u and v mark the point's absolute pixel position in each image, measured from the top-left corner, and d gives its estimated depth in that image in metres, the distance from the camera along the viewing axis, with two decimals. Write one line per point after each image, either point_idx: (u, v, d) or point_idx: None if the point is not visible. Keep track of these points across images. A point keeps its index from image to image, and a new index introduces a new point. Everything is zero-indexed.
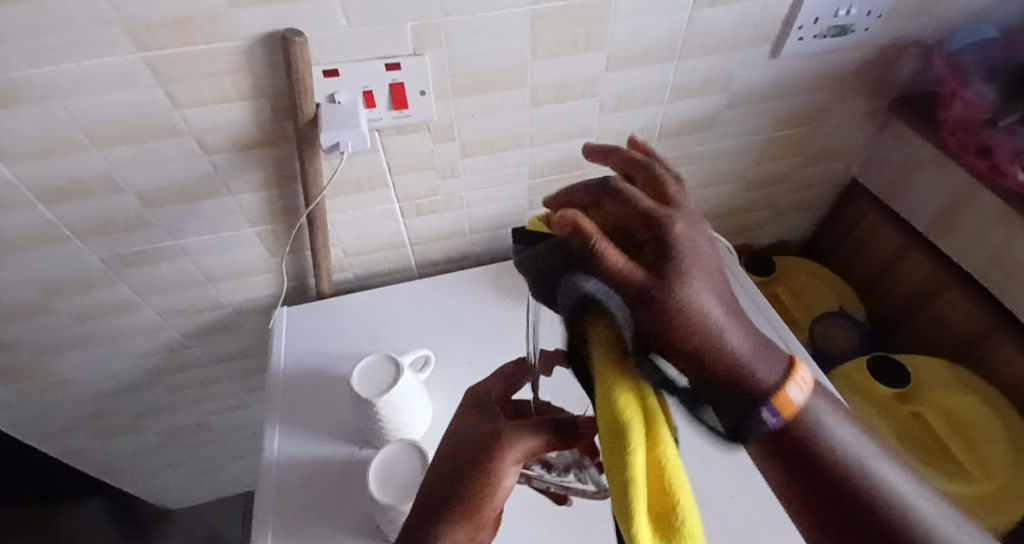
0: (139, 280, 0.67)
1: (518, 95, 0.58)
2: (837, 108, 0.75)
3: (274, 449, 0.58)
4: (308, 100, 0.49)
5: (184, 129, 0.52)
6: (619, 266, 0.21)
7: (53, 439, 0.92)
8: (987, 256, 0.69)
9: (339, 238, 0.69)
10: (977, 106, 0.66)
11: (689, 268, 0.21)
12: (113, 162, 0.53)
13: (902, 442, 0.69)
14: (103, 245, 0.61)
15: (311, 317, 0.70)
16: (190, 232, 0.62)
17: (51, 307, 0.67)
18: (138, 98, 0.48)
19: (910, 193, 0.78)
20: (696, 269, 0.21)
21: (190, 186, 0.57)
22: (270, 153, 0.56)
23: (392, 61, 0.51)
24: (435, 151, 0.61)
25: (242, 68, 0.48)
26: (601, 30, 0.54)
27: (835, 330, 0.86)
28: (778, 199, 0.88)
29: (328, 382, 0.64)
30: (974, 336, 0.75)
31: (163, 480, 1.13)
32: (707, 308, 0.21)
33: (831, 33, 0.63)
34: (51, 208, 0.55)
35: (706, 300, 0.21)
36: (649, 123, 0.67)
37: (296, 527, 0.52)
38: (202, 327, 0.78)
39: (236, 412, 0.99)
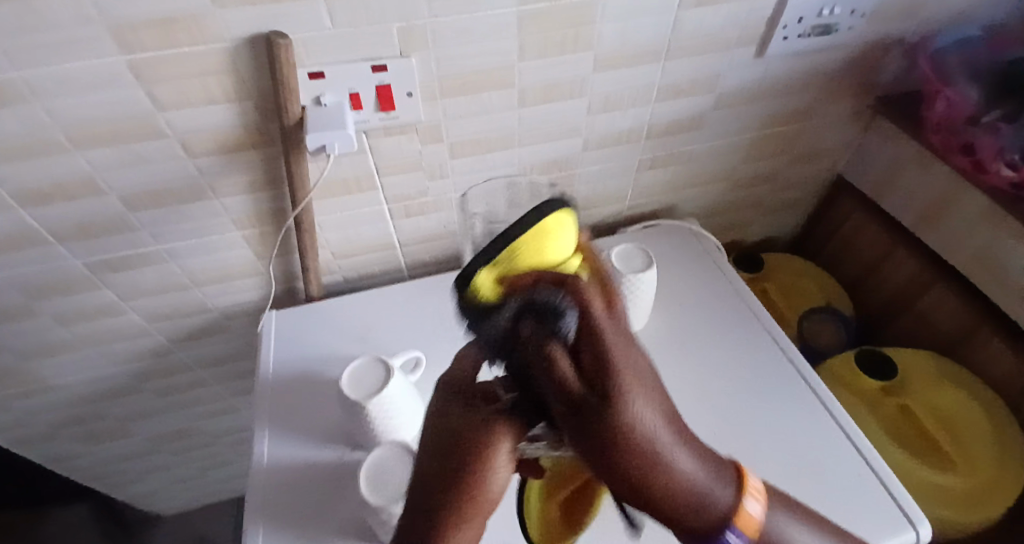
0: (124, 284, 0.66)
1: (506, 96, 0.58)
2: (823, 107, 0.76)
3: (264, 454, 0.58)
4: (294, 102, 0.49)
5: (169, 131, 0.51)
6: (565, 383, 0.19)
7: (38, 445, 0.90)
8: (971, 254, 0.70)
9: (328, 240, 0.68)
10: (962, 105, 0.67)
11: (630, 388, 0.19)
12: (95, 165, 0.52)
13: (890, 437, 0.71)
14: (87, 248, 0.60)
15: (300, 320, 0.69)
16: (175, 235, 0.62)
17: (35, 311, 0.66)
18: (120, 100, 0.47)
19: (895, 192, 0.79)
20: (639, 388, 0.19)
21: (175, 189, 0.56)
22: (256, 155, 0.56)
23: (379, 63, 0.50)
24: (424, 152, 0.61)
25: (227, 69, 0.47)
26: (589, 32, 0.55)
27: (821, 327, 0.87)
28: (766, 197, 0.88)
29: (317, 384, 0.63)
30: (958, 332, 0.76)
31: (152, 484, 1.12)
32: (648, 428, 0.19)
33: (816, 33, 0.64)
34: (32, 211, 0.54)
35: (647, 420, 0.19)
36: (637, 123, 0.67)
37: (286, 533, 0.52)
38: (189, 331, 0.77)
39: (224, 416, 0.98)
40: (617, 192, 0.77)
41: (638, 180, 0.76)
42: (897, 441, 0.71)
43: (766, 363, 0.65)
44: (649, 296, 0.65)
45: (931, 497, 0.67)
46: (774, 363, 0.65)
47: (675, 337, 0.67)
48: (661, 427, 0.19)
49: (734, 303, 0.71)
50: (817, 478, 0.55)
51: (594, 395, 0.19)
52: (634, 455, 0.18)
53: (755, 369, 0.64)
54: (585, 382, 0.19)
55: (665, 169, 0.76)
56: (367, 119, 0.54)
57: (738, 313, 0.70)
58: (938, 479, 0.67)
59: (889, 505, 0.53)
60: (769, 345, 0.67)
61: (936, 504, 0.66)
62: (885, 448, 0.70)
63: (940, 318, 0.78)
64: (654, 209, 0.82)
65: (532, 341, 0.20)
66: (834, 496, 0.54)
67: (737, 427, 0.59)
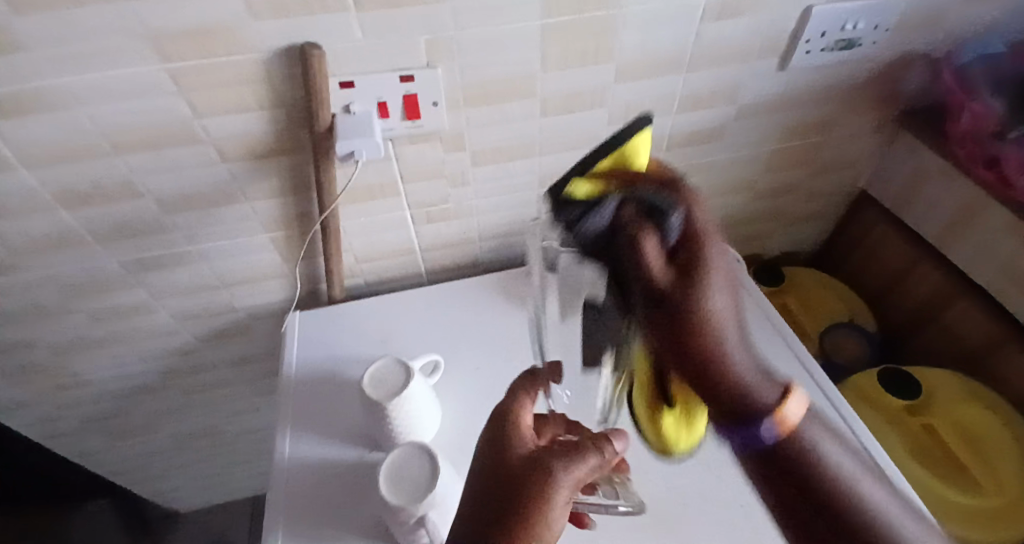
0: (155, 284, 0.69)
1: (528, 105, 0.59)
2: (845, 119, 0.76)
3: (285, 452, 0.59)
4: (324, 110, 0.51)
5: (204, 138, 0.53)
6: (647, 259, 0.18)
7: (67, 439, 0.94)
8: (998, 269, 0.69)
9: (351, 244, 0.70)
10: (985, 118, 0.66)
11: (712, 274, 0.17)
12: (135, 168, 0.54)
13: (913, 454, 0.69)
14: (122, 249, 0.63)
15: (322, 322, 0.71)
16: (206, 237, 0.64)
17: (71, 309, 0.69)
18: (160, 107, 0.50)
19: (919, 205, 0.78)
20: (721, 277, 0.17)
21: (208, 192, 0.59)
22: (286, 161, 0.58)
23: (406, 73, 0.52)
24: (446, 160, 0.62)
25: (261, 79, 0.49)
26: (610, 43, 0.56)
27: (845, 340, 0.86)
28: (787, 209, 0.88)
29: (338, 385, 0.65)
30: (985, 349, 0.74)
31: (174, 481, 1.15)
32: (724, 318, 0.16)
33: (838, 46, 0.64)
34: (74, 212, 0.57)
35: (724, 310, 0.16)
36: (657, 133, 0.68)
37: (305, 530, 0.53)
38: (215, 331, 0.79)
39: (246, 415, 1.00)
40: None
41: None
42: (920, 459, 0.69)
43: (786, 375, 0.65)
44: None
45: (956, 518, 0.64)
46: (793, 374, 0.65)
47: None
48: (738, 330, 0.16)
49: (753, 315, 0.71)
50: None
51: (669, 288, 0.17)
52: (705, 348, 0.16)
53: None
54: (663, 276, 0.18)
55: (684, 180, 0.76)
56: (391, 131, 0.56)
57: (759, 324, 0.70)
58: (964, 498, 0.65)
59: None
60: (789, 357, 0.66)
61: (963, 525, 0.64)
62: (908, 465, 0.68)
63: (966, 333, 0.76)
64: None
65: (626, 227, 0.20)
66: None
67: None
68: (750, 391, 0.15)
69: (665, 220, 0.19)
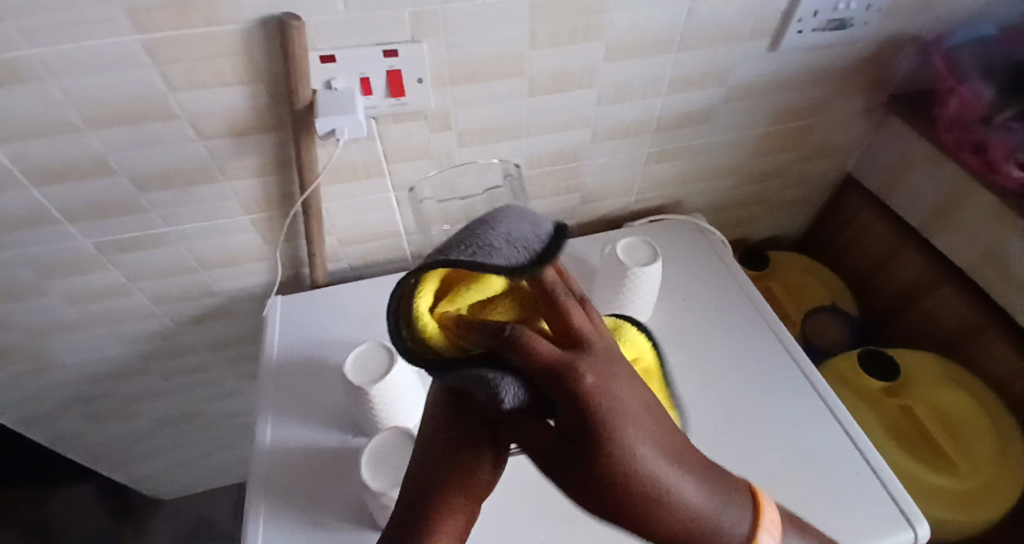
0: (133, 265, 0.67)
1: (516, 85, 0.58)
2: (834, 103, 0.75)
3: (268, 436, 0.58)
4: (305, 86, 0.49)
5: (181, 114, 0.51)
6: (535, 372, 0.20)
7: (45, 423, 0.92)
8: (980, 254, 0.70)
9: (334, 226, 0.68)
10: (975, 104, 0.67)
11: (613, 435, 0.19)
12: (107, 144, 0.52)
13: (890, 435, 0.71)
14: (98, 229, 0.61)
15: (305, 305, 0.70)
16: (184, 218, 0.62)
17: (44, 290, 0.67)
18: (133, 79, 0.47)
19: (904, 190, 0.78)
20: (621, 431, 0.20)
21: (185, 170, 0.57)
22: (266, 138, 0.56)
23: (390, 48, 0.50)
24: (432, 140, 0.61)
25: (238, 52, 0.47)
26: (601, 21, 0.54)
27: (826, 325, 0.87)
28: (774, 194, 0.88)
29: (322, 368, 0.64)
30: (963, 332, 0.76)
31: (155, 466, 1.14)
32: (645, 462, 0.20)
33: (830, 27, 0.63)
34: (44, 190, 0.55)
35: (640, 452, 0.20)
36: (647, 115, 0.67)
37: (288, 515, 0.52)
38: (195, 314, 0.78)
39: (228, 400, 0.99)
40: (624, 185, 0.77)
41: (646, 173, 0.76)
42: (897, 441, 0.70)
43: (770, 359, 0.65)
44: (653, 289, 0.65)
45: (930, 497, 0.66)
46: (777, 356, 0.65)
47: (679, 329, 0.68)
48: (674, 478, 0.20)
49: (739, 300, 0.71)
50: (819, 471, 0.56)
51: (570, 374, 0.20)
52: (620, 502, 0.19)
53: (760, 363, 0.65)
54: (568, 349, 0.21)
55: (674, 163, 0.76)
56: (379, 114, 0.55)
57: (740, 311, 0.70)
58: (939, 480, 0.66)
59: (886, 501, 0.54)
60: (772, 341, 0.67)
61: (937, 505, 0.66)
62: (887, 448, 0.69)
63: (945, 318, 0.77)
64: (661, 203, 0.82)
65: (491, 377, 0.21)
66: (833, 490, 0.55)
67: (737, 421, 0.59)
68: (708, 509, 0.21)
69: (502, 393, 0.20)
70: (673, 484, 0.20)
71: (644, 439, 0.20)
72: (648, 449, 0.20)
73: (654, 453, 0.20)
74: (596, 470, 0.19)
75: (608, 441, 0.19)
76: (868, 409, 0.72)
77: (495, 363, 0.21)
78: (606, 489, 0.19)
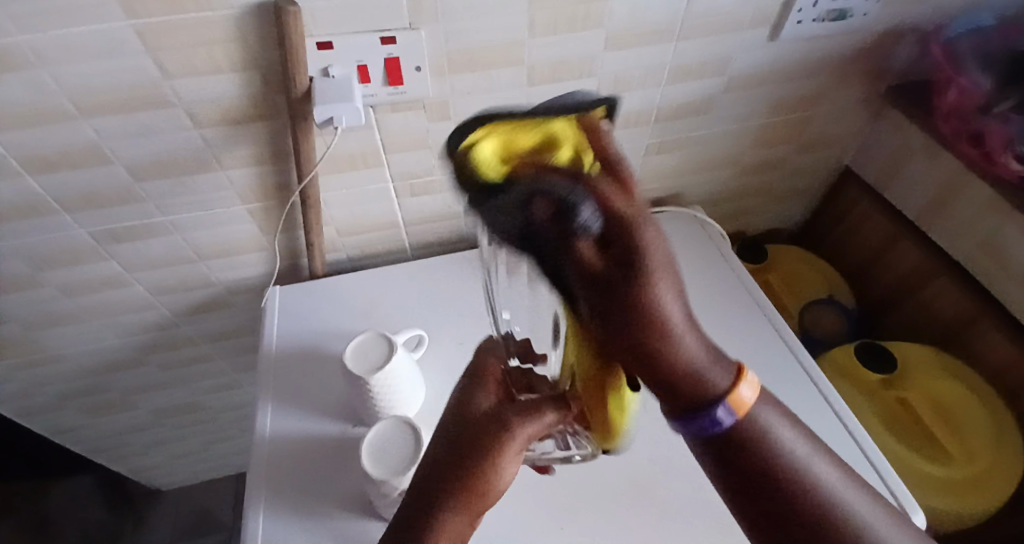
0: (129, 256, 0.66)
1: (514, 73, 0.57)
2: (833, 94, 0.75)
3: (268, 427, 0.58)
4: (302, 73, 0.49)
5: (175, 102, 0.51)
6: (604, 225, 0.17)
7: (43, 416, 0.91)
8: (977, 245, 0.70)
9: (332, 217, 0.68)
10: (972, 93, 0.66)
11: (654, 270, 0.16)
12: (102, 133, 0.52)
13: (885, 425, 0.71)
14: (93, 219, 0.60)
15: (303, 296, 0.69)
16: (181, 208, 0.62)
17: (40, 281, 0.66)
18: (127, 66, 0.47)
19: (902, 181, 0.78)
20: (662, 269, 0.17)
21: (181, 159, 0.56)
22: (263, 127, 0.55)
23: (387, 35, 0.50)
24: (430, 130, 0.61)
25: (233, 39, 0.47)
26: (600, 9, 0.54)
27: (823, 317, 0.87)
28: (772, 186, 0.88)
29: (321, 359, 0.64)
30: (960, 323, 0.76)
31: (154, 459, 1.14)
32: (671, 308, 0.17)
33: (830, 16, 0.63)
34: (39, 179, 0.54)
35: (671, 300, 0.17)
36: (646, 105, 0.67)
37: (288, 505, 0.52)
38: (193, 306, 0.77)
39: (227, 392, 0.99)
40: None
41: (645, 164, 0.76)
42: (893, 431, 0.71)
43: (767, 350, 0.65)
44: None
45: (924, 487, 0.67)
46: (773, 346, 0.66)
47: None
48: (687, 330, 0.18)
49: (736, 291, 0.71)
50: None
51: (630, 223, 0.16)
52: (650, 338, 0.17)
53: (757, 353, 0.65)
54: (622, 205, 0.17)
55: (672, 154, 0.76)
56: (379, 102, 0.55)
57: (738, 302, 0.70)
58: (933, 469, 0.67)
59: (882, 489, 0.54)
60: (769, 331, 0.67)
61: (931, 494, 0.66)
62: (882, 439, 0.70)
63: (942, 309, 0.78)
64: (659, 194, 0.82)
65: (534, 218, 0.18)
66: None
67: None
68: (708, 371, 0.20)
69: (574, 216, 0.16)
70: (683, 343, 0.18)
71: (675, 291, 0.17)
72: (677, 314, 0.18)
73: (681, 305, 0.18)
74: (625, 310, 0.17)
75: (645, 282, 0.16)
76: (864, 401, 0.73)
77: (565, 183, 0.17)
78: (644, 333, 0.17)
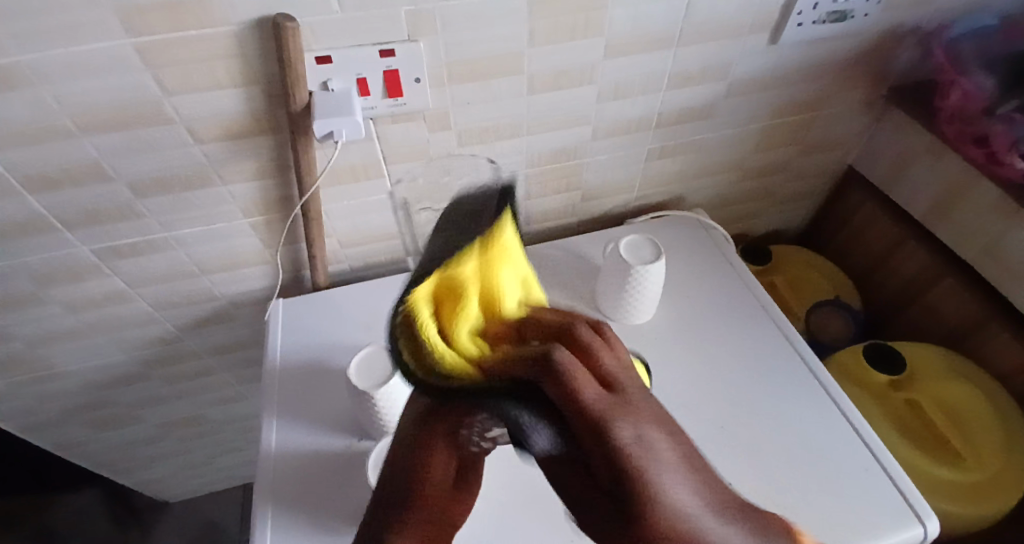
0: (132, 271, 0.66)
1: (514, 83, 0.57)
2: (835, 96, 0.75)
3: (272, 441, 0.58)
4: (302, 88, 0.49)
5: (175, 118, 0.51)
6: (580, 398, 0.20)
7: (48, 432, 0.91)
8: (984, 246, 0.69)
9: (334, 229, 0.68)
10: (977, 96, 0.66)
11: (639, 463, 0.20)
12: (102, 150, 0.52)
13: (896, 428, 0.70)
14: (95, 236, 0.60)
15: (306, 308, 0.69)
16: (182, 223, 0.61)
17: (43, 298, 0.66)
18: (128, 83, 0.47)
19: (907, 183, 0.78)
20: (645, 461, 0.20)
21: (182, 175, 0.56)
22: (264, 141, 0.55)
23: (386, 48, 0.49)
24: (431, 140, 0.60)
25: (233, 54, 0.47)
26: (599, 17, 0.54)
27: (832, 319, 0.86)
28: (775, 189, 0.88)
29: (324, 372, 0.63)
30: (968, 325, 0.75)
31: (159, 471, 1.13)
32: (672, 494, 0.20)
33: (830, 19, 0.63)
34: (40, 198, 0.54)
35: (667, 485, 0.20)
36: (647, 111, 0.66)
37: (293, 521, 0.52)
38: (196, 319, 0.77)
39: (231, 404, 0.99)
40: (625, 182, 0.76)
41: (647, 170, 0.75)
42: (904, 434, 0.70)
43: (774, 356, 0.64)
44: (658, 287, 0.64)
45: (934, 490, 0.66)
46: (780, 351, 0.65)
47: (683, 326, 0.67)
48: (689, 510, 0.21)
49: (742, 296, 0.70)
50: (825, 468, 0.55)
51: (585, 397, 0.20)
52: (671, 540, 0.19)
53: (765, 359, 0.64)
54: (589, 402, 0.20)
55: (674, 159, 0.75)
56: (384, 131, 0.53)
57: (744, 307, 0.69)
58: (943, 471, 0.66)
59: (894, 497, 0.54)
60: (775, 336, 0.66)
61: (942, 497, 0.65)
62: (892, 441, 0.69)
63: (949, 311, 0.77)
64: (662, 200, 0.82)
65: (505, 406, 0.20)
66: (839, 488, 0.54)
67: (743, 417, 0.59)
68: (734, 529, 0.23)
69: (533, 440, 0.20)
70: (690, 516, 0.20)
71: (664, 477, 0.20)
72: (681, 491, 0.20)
73: (673, 490, 0.20)
74: (621, 501, 0.19)
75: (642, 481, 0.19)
76: (873, 403, 0.72)
77: (532, 377, 0.21)
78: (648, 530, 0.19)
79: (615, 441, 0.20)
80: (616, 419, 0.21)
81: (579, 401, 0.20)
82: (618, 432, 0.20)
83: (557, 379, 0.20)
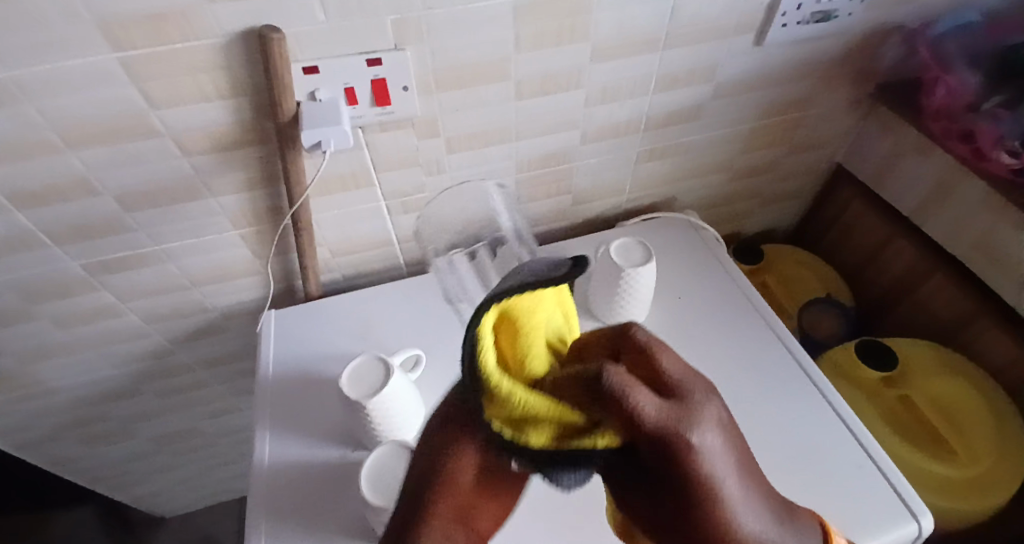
0: (121, 285, 0.66)
1: (502, 89, 0.57)
2: (821, 96, 0.75)
3: (266, 454, 0.57)
4: (289, 98, 0.48)
5: (162, 130, 0.50)
6: (644, 410, 0.17)
7: (40, 448, 0.90)
8: (973, 241, 0.70)
9: (325, 238, 0.68)
10: (960, 92, 0.68)
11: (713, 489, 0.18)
12: (89, 164, 0.51)
13: (890, 425, 0.70)
14: (84, 250, 0.60)
15: (299, 318, 0.69)
16: (172, 235, 0.61)
17: (31, 314, 0.66)
18: (111, 97, 0.46)
19: (895, 180, 0.78)
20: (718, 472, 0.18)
21: (171, 187, 0.56)
22: (252, 152, 0.55)
23: (373, 57, 0.50)
24: (421, 147, 0.60)
25: (219, 66, 0.47)
26: (585, 22, 0.54)
27: (823, 318, 0.86)
28: (765, 188, 0.88)
29: (318, 383, 0.63)
30: (960, 320, 0.75)
31: (154, 486, 1.12)
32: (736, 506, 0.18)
33: (814, 20, 0.63)
34: (27, 213, 0.54)
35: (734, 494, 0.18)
36: (636, 114, 0.67)
37: (289, 534, 0.52)
38: (188, 332, 0.77)
39: (225, 416, 0.98)
40: (615, 185, 0.76)
41: (637, 172, 0.76)
42: (898, 431, 0.70)
43: (768, 355, 0.65)
44: (648, 289, 0.64)
45: (929, 486, 0.66)
46: (773, 351, 0.65)
47: (676, 328, 0.67)
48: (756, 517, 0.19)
49: (734, 296, 0.71)
50: (821, 467, 0.55)
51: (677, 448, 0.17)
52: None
53: (759, 359, 0.64)
54: (655, 424, 0.17)
55: (663, 161, 0.75)
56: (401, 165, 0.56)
57: (736, 308, 0.69)
58: (938, 468, 0.66)
59: (891, 494, 0.54)
60: (768, 335, 0.66)
61: (938, 494, 0.65)
62: (886, 439, 0.69)
63: (941, 307, 0.77)
64: (653, 201, 0.82)
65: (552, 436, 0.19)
66: (835, 487, 0.54)
67: (739, 419, 0.59)
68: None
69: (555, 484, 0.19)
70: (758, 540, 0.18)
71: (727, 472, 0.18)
72: (751, 516, 0.19)
73: (738, 497, 0.18)
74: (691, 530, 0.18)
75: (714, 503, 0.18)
76: (867, 400, 0.72)
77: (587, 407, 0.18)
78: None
79: (683, 460, 0.17)
80: (690, 420, 0.18)
81: (647, 441, 0.17)
82: (688, 451, 0.17)
83: (619, 424, 0.17)
